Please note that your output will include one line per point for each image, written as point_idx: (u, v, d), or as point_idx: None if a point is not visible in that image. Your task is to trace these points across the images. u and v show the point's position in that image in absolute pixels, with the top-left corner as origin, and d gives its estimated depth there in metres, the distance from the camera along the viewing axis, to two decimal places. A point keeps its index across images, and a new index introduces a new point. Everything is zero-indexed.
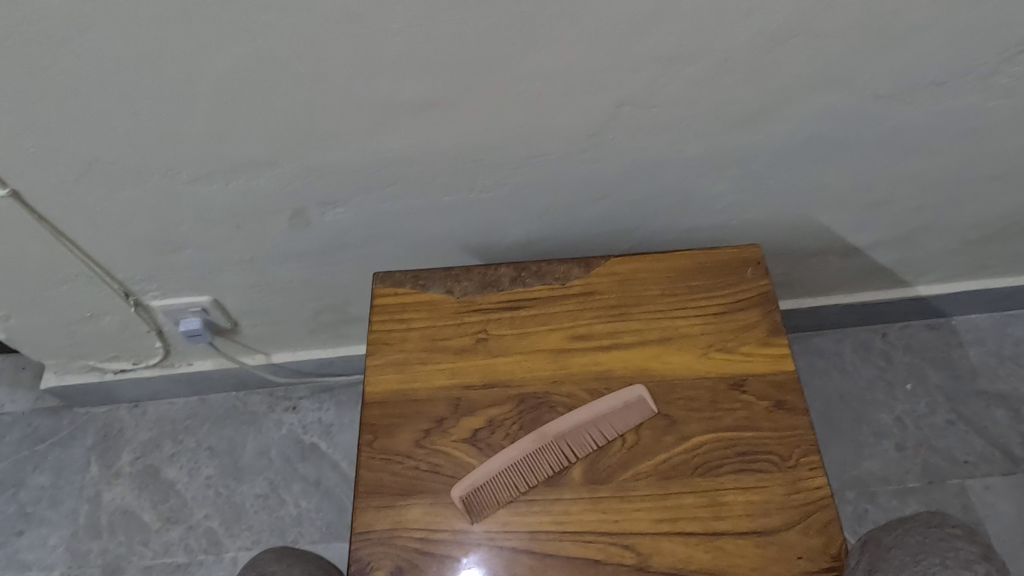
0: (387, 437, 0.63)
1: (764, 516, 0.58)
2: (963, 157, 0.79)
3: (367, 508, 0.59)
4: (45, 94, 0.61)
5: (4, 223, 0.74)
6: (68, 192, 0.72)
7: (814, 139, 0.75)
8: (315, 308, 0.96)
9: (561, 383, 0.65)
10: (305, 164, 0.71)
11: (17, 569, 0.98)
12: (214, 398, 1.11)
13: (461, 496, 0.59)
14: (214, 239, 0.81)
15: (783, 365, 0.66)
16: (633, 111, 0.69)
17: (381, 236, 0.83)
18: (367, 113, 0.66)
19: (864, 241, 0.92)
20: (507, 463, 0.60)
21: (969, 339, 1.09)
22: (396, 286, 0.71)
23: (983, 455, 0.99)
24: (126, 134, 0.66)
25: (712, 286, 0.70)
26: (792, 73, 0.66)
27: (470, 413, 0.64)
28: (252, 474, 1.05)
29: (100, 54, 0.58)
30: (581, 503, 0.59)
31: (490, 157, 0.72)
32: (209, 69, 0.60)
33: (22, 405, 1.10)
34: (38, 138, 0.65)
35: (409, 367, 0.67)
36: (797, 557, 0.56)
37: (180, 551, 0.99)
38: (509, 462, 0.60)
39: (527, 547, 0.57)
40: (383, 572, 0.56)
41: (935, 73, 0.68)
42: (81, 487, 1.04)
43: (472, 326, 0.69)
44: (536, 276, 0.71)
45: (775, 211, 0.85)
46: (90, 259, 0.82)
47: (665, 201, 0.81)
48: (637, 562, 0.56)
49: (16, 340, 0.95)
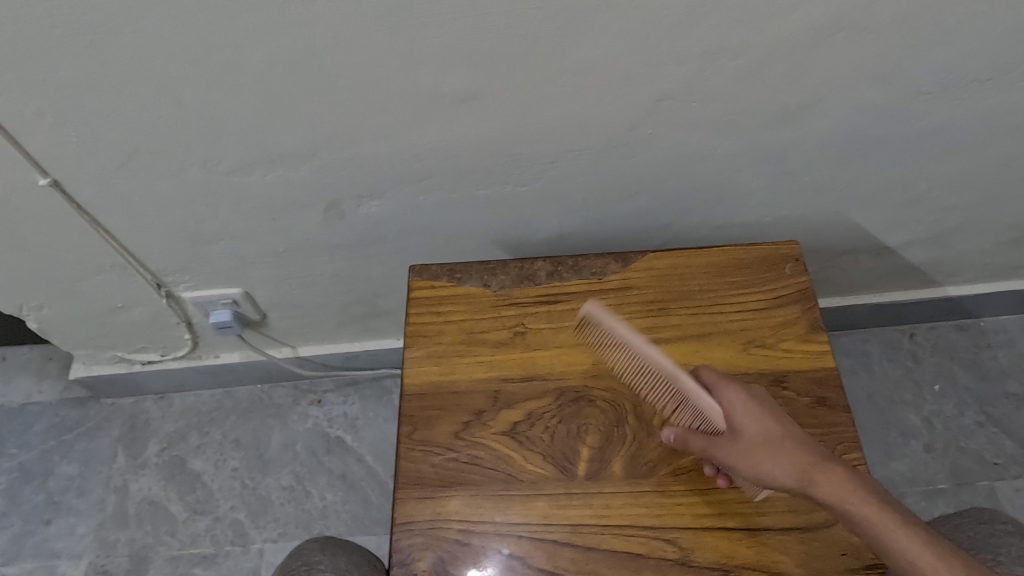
0: (426, 428, 0.63)
1: (807, 512, 0.58)
2: (1002, 155, 0.79)
3: (408, 499, 0.59)
4: (90, 83, 0.62)
5: (43, 213, 0.75)
6: (108, 181, 0.72)
7: (853, 136, 0.74)
8: (343, 302, 0.96)
9: (600, 377, 0.65)
10: (342, 156, 0.71)
11: (46, 557, 0.98)
12: (239, 390, 1.11)
13: (594, 306, 0.61)
14: (249, 230, 0.81)
15: (824, 361, 0.65)
16: (672, 106, 0.69)
17: (414, 229, 0.83)
18: (406, 106, 0.66)
19: (896, 240, 0.92)
20: (637, 341, 0.58)
21: (998, 341, 1.08)
22: (433, 279, 0.71)
23: (1013, 457, 0.99)
24: (169, 124, 0.66)
25: (752, 282, 0.70)
26: (832, 68, 0.66)
27: (509, 406, 0.64)
28: (277, 466, 1.05)
29: (145, 44, 0.58)
30: (622, 497, 0.59)
31: (527, 150, 0.72)
32: (253, 59, 0.60)
33: (48, 395, 1.11)
34: (81, 127, 0.66)
35: (446, 360, 0.67)
36: (841, 553, 0.56)
37: (207, 542, 0.99)
38: (639, 344, 0.58)
39: (568, 541, 0.57)
40: (425, 563, 0.56)
41: (977, 70, 0.68)
42: (108, 477, 1.04)
43: (510, 319, 0.69)
44: (573, 270, 0.71)
45: (809, 208, 0.85)
46: (125, 250, 0.82)
47: (700, 196, 0.81)
48: (680, 556, 0.56)
49: (47, 330, 0.95)
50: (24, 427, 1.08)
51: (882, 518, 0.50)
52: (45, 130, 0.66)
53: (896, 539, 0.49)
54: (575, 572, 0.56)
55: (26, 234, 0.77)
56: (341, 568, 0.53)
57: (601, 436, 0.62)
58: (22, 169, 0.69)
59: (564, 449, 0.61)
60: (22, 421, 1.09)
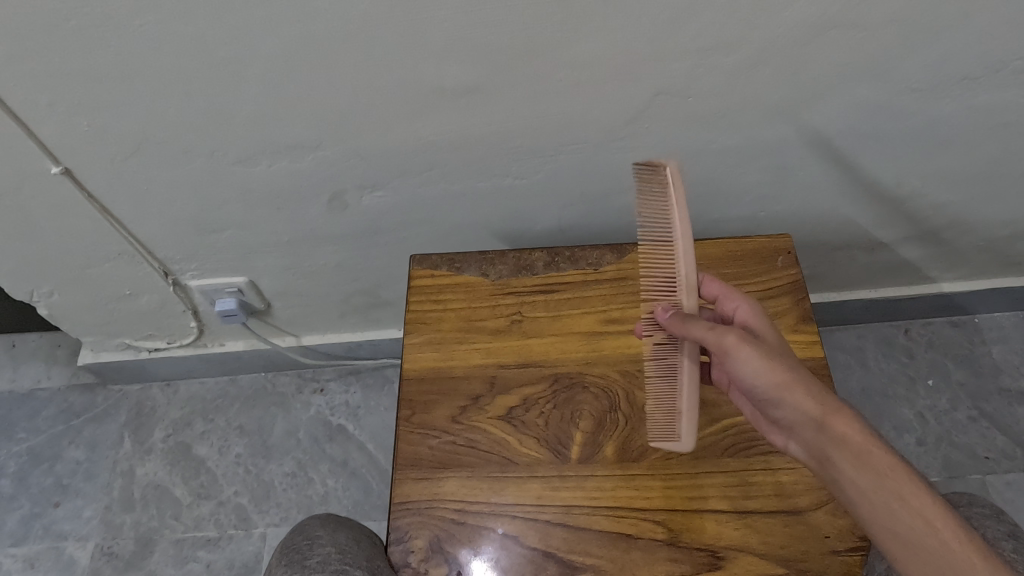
0: (425, 412, 0.65)
1: (793, 496, 0.59)
2: (994, 152, 0.80)
3: (405, 480, 0.61)
4: (103, 74, 0.64)
5: (55, 201, 0.77)
6: (118, 170, 0.74)
7: (846, 132, 0.76)
8: (346, 292, 0.98)
9: (594, 364, 0.67)
10: (346, 148, 0.73)
11: (53, 539, 1.01)
12: (244, 378, 1.14)
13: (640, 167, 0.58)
14: (255, 221, 0.83)
15: (814, 351, 0.67)
16: (669, 101, 0.70)
17: (415, 220, 0.84)
18: (408, 99, 0.68)
19: (890, 236, 0.93)
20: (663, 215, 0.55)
21: (993, 338, 1.09)
22: (433, 269, 0.73)
23: (1005, 452, 1.00)
24: (178, 115, 0.68)
25: (743, 274, 0.71)
26: (825, 65, 0.68)
27: (505, 391, 0.66)
28: (280, 453, 1.07)
29: (156, 36, 0.60)
30: (614, 480, 0.61)
31: (526, 143, 0.74)
32: (261, 51, 0.62)
33: (57, 381, 1.13)
34: (93, 118, 0.68)
35: (445, 346, 0.68)
36: (826, 536, 0.58)
37: (211, 525, 1.01)
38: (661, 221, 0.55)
39: (560, 521, 0.59)
40: (421, 541, 0.58)
41: (968, 68, 0.69)
42: (115, 462, 1.06)
43: (507, 308, 0.70)
44: (569, 261, 0.73)
45: (803, 204, 0.86)
46: (134, 238, 0.84)
47: (695, 191, 0.82)
48: (668, 537, 0.58)
49: (57, 317, 0.97)
50: (33, 412, 1.11)
51: (897, 467, 0.47)
52: (57, 119, 0.68)
53: (908, 492, 0.46)
54: (567, 551, 0.58)
55: (38, 222, 0.79)
56: (342, 544, 0.54)
57: (594, 421, 0.64)
58: (35, 158, 0.71)
59: (557, 433, 0.63)
60: (31, 406, 1.11)
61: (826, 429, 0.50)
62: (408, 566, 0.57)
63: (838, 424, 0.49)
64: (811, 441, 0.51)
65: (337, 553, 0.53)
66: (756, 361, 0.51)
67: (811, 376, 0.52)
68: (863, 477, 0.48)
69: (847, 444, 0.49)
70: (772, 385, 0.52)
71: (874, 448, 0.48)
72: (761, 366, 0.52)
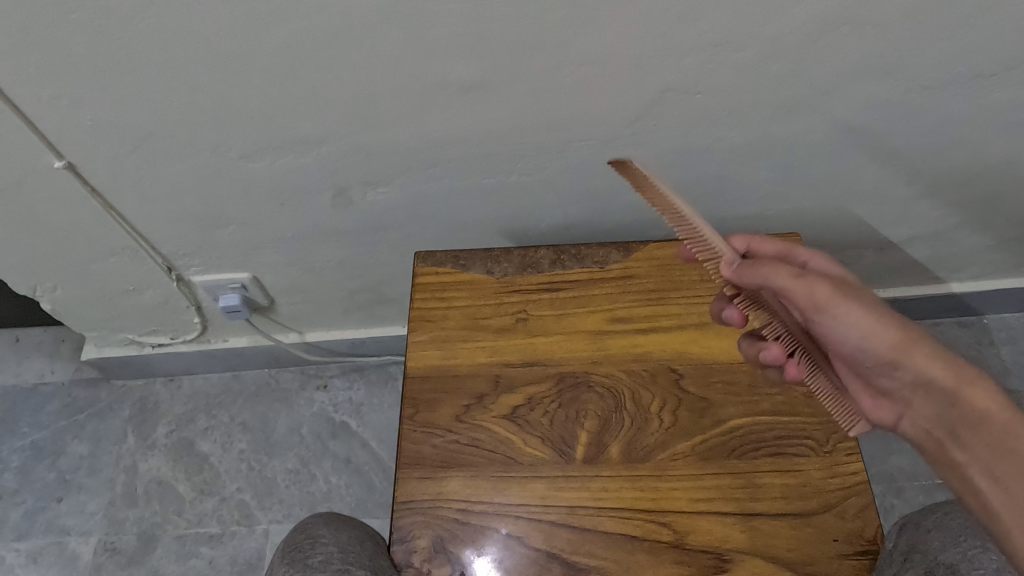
0: (428, 411, 0.64)
1: (800, 499, 0.59)
2: (1005, 151, 0.79)
3: (408, 478, 0.61)
4: (106, 68, 0.63)
5: (58, 195, 0.77)
6: (122, 165, 0.74)
7: (856, 130, 0.75)
8: (350, 288, 0.97)
9: (600, 363, 0.66)
10: (350, 143, 0.73)
11: (56, 534, 1.01)
12: (247, 374, 1.13)
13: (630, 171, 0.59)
14: (258, 216, 0.82)
15: None
16: (676, 99, 0.70)
17: (420, 217, 0.84)
18: (414, 95, 0.67)
19: (899, 235, 0.92)
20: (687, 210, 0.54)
21: (1001, 339, 1.08)
22: (437, 266, 0.72)
23: None
24: (181, 109, 0.68)
25: None
26: (835, 63, 0.67)
27: (509, 390, 0.65)
28: (283, 449, 1.07)
29: (159, 31, 0.60)
30: (619, 480, 0.60)
31: (532, 140, 0.73)
32: (265, 46, 0.62)
33: (61, 376, 1.13)
34: (96, 112, 0.67)
35: (449, 344, 0.68)
36: (834, 540, 0.57)
37: (213, 522, 1.01)
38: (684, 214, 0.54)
39: (564, 522, 0.58)
40: (424, 541, 0.58)
41: (980, 65, 0.68)
42: (118, 457, 1.06)
43: (512, 306, 0.70)
44: (575, 259, 0.72)
45: (812, 202, 0.85)
46: (137, 233, 0.84)
47: (703, 189, 0.82)
48: (674, 539, 0.57)
49: (61, 312, 0.97)
50: (36, 407, 1.11)
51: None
52: (60, 113, 0.67)
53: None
54: (571, 552, 0.57)
55: (41, 216, 0.79)
56: (343, 544, 0.54)
57: (599, 421, 0.63)
58: (38, 152, 0.71)
59: (562, 433, 0.62)
60: (34, 401, 1.11)
61: (957, 402, 0.50)
62: (410, 566, 0.57)
63: (971, 395, 0.49)
64: (938, 415, 0.51)
65: (338, 552, 0.53)
66: (863, 320, 0.52)
67: (931, 340, 0.52)
68: (1002, 461, 0.46)
69: (983, 417, 0.48)
70: (891, 348, 0.52)
71: (1012, 421, 0.47)
72: (871, 328, 0.52)
